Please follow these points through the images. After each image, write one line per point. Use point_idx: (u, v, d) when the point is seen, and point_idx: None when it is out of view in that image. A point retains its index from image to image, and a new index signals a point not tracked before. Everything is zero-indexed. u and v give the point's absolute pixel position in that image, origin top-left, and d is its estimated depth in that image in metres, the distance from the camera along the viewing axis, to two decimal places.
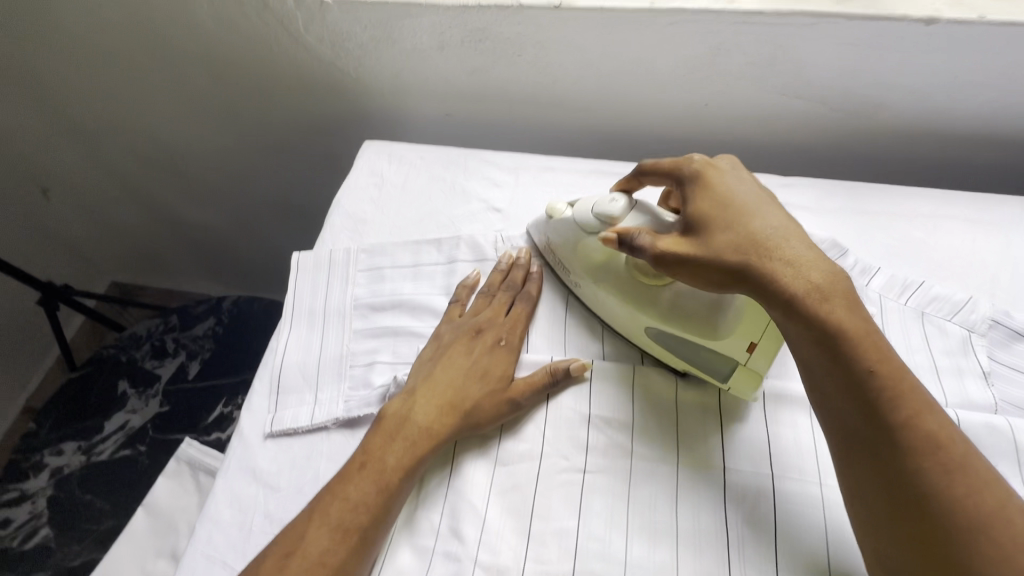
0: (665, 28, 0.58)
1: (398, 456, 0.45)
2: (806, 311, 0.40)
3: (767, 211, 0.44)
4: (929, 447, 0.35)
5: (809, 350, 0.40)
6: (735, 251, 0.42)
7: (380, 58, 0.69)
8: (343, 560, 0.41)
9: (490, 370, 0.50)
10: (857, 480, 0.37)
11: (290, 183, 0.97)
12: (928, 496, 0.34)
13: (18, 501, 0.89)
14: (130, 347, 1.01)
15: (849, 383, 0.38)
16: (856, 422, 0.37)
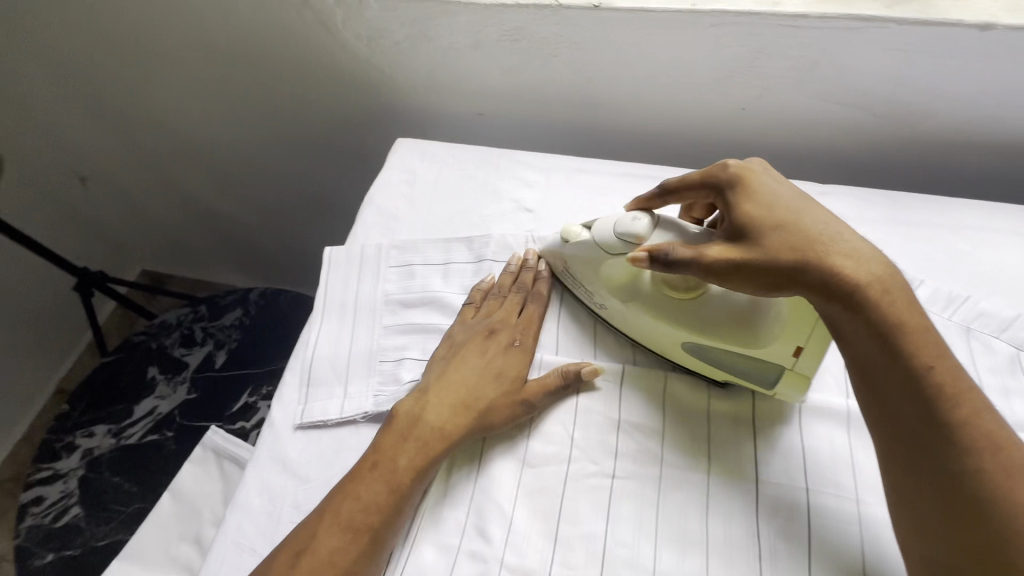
0: (705, 30, 0.57)
1: (409, 459, 0.45)
2: (866, 309, 0.38)
3: (814, 207, 0.42)
4: (990, 449, 0.34)
5: (865, 351, 0.38)
6: (790, 250, 0.40)
7: (415, 56, 0.69)
8: (354, 559, 0.41)
9: (504, 371, 0.50)
10: (915, 489, 0.36)
11: (320, 178, 0.98)
12: (991, 504, 0.33)
13: (50, 480, 0.91)
14: (160, 334, 1.04)
15: (908, 386, 0.36)
16: (916, 427, 0.36)
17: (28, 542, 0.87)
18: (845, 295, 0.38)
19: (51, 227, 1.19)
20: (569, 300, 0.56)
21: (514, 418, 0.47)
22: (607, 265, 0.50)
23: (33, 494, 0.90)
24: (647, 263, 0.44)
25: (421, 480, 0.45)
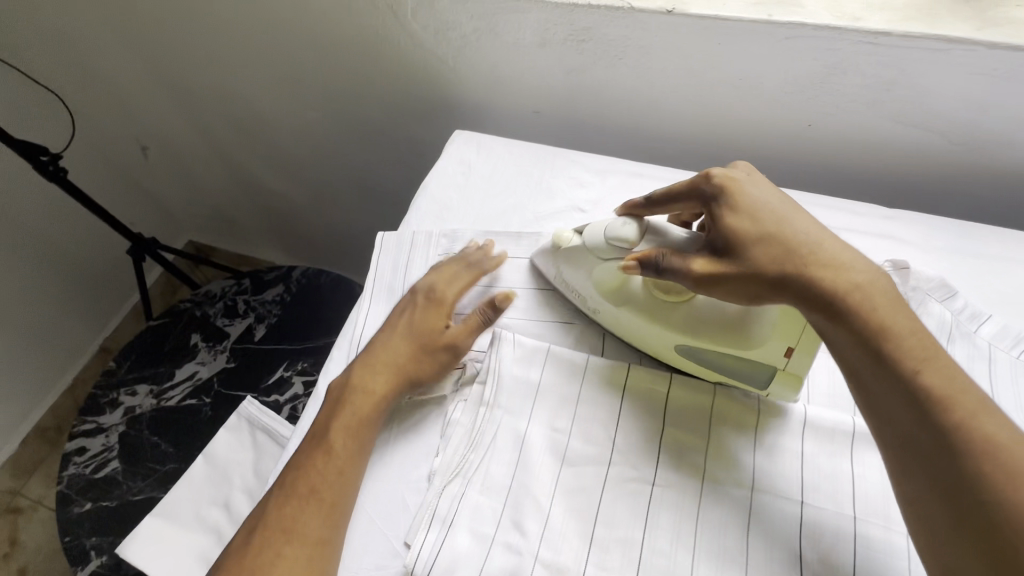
0: (780, 41, 0.56)
1: (346, 428, 0.48)
2: (848, 316, 0.39)
3: (795, 217, 0.44)
4: (988, 449, 0.34)
5: (855, 356, 0.39)
6: (772, 261, 0.42)
7: (480, 50, 0.70)
8: (304, 519, 0.44)
9: (420, 326, 0.52)
10: (919, 496, 0.36)
11: (370, 163, 1.00)
12: (996, 506, 0.32)
13: (94, 433, 0.95)
14: (205, 303, 1.07)
15: (897, 387, 0.37)
16: (912, 433, 0.36)
17: (67, 490, 0.89)
18: (825, 302, 0.40)
19: (110, 191, 1.26)
20: None
21: (440, 365, 0.51)
22: (597, 269, 0.52)
23: (77, 444, 0.94)
24: (635, 271, 0.48)
25: (354, 445, 0.48)
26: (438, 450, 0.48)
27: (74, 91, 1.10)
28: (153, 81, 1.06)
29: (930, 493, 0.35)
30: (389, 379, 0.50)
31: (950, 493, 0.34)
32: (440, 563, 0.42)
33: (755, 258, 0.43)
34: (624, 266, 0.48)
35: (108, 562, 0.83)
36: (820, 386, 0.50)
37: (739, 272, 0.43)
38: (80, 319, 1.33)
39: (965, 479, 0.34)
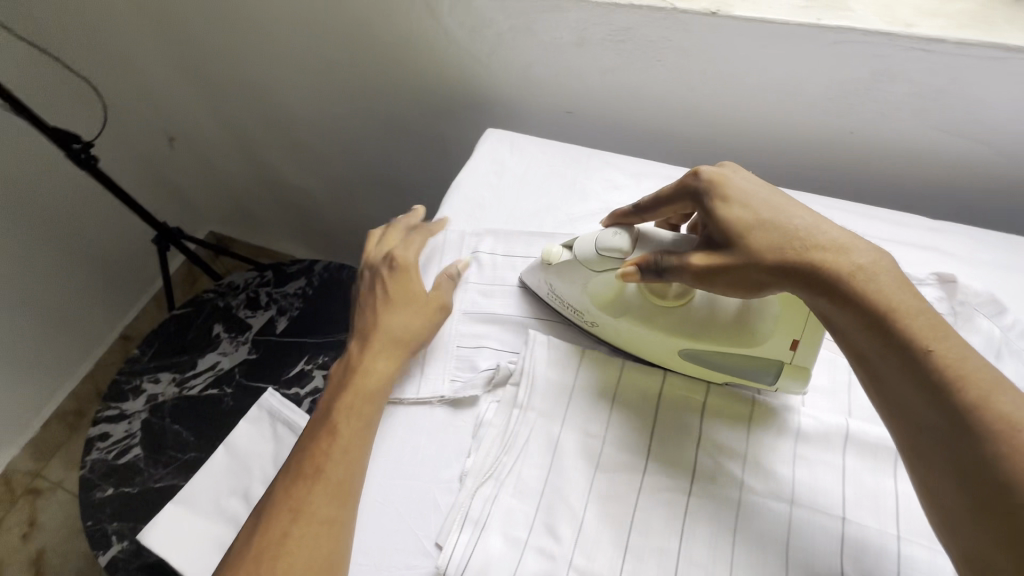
0: (827, 46, 0.55)
1: (354, 411, 0.49)
2: (852, 298, 0.38)
3: (789, 203, 0.43)
4: (1008, 430, 0.32)
5: (863, 339, 0.38)
6: (771, 246, 0.41)
7: (515, 48, 0.69)
8: (311, 500, 0.44)
9: (401, 296, 0.54)
10: (937, 486, 0.34)
11: (396, 158, 1.00)
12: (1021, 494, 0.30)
13: (117, 419, 0.96)
14: (227, 294, 1.08)
15: (909, 370, 0.35)
16: (926, 418, 0.34)
17: (91, 475, 0.90)
18: (827, 284, 0.39)
19: (139, 180, 1.27)
20: None
21: (435, 326, 0.55)
22: (590, 282, 0.51)
23: (100, 430, 0.95)
24: (635, 277, 0.46)
25: (358, 422, 0.48)
26: (469, 450, 0.48)
27: (107, 79, 1.10)
28: (182, 72, 1.07)
29: (948, 480, 0.33)
30: (394, 360, 0.52)
31: (969, 480, 0.32)
32: (473, 565, 0.42)
33: (756, 248, 0.41)
34: (624, 273, 0.46)
35: (130, 548, 0.83)
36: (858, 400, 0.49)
37: (741, 263, 0.41)
38: (102, 305, 1.35)
39: (985, 464, 0.32)
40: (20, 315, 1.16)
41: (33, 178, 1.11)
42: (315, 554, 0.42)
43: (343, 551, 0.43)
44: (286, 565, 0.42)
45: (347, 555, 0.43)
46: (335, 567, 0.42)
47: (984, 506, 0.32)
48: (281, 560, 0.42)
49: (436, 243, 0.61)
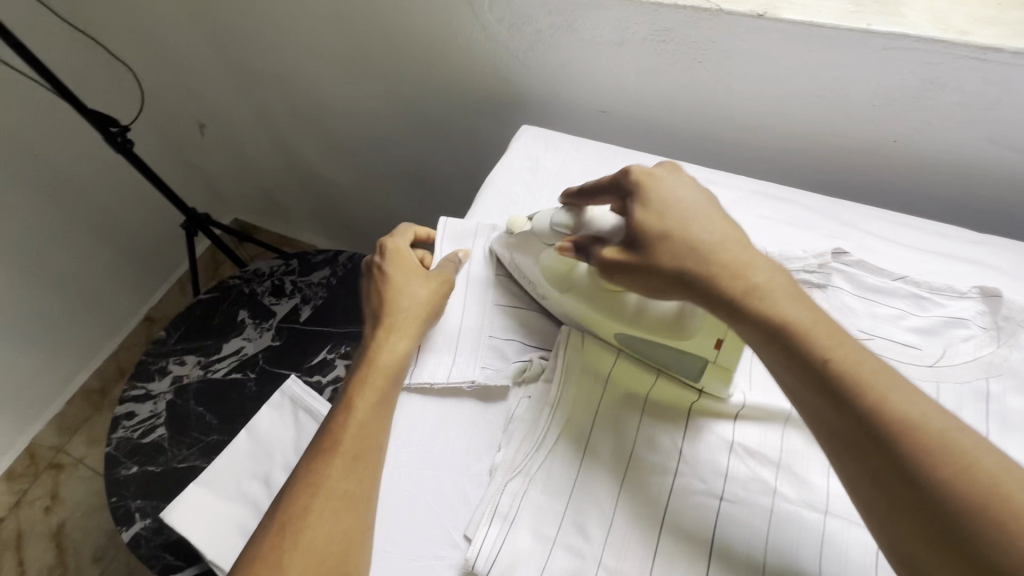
0: (877, 52, 0.54)
1: (371, 388, 0.49)
2: (750, 312, 0.38)
3: (699, 216, 0.42)
4: (906, 435, 0.31)
5: (770, 357, 0.38)
6: (673, 258, 0.41)
7: (554, 46, 0.69)
8: (331, 475, 0.44)
9: (409, 278, 0.55)
10: (861, 496, 0.33)
11: (424, 151, 1.00)
12: (931, 495, 0.30)
13: (143, 399, 0.98)
14: (253, 281, 1.09)
15: (813, 385, 0.35)
16: (837, 430, 0.34)
17: (116, 452, 0.92)
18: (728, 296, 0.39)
19: (169, 164, 1.30)
20: None
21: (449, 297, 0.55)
22: (543, 254, 0.53)
23: (126, 409, 0.96)
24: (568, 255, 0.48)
25: (376, 397, 0.48)
26: (500, 445, 0.48)
27: (146, 67, 1.15)
28: (216, 61, 1.08)
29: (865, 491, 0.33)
30: (411, 335, 0.52)
31: (885, 489, 0.32)
32: (502, 559, 0.42)
33: (663, 253, 0.41)
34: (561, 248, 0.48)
35: (151, 525, 0.84)
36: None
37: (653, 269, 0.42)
38: (128, 286, 1.37)
39: (895, 469, 0.31)
40: (51, 293, 1.19)
41: (67, 159, 1.13)
42: (336, 527, 0.42)
43: (364, 525, 0.42)
44: (307, 539, 0.41)
45: (368, 529, 0.43)
46: (356, 541, 0.42)
47: (898, 513, 0.31)
48: (301, 535, 0.41)
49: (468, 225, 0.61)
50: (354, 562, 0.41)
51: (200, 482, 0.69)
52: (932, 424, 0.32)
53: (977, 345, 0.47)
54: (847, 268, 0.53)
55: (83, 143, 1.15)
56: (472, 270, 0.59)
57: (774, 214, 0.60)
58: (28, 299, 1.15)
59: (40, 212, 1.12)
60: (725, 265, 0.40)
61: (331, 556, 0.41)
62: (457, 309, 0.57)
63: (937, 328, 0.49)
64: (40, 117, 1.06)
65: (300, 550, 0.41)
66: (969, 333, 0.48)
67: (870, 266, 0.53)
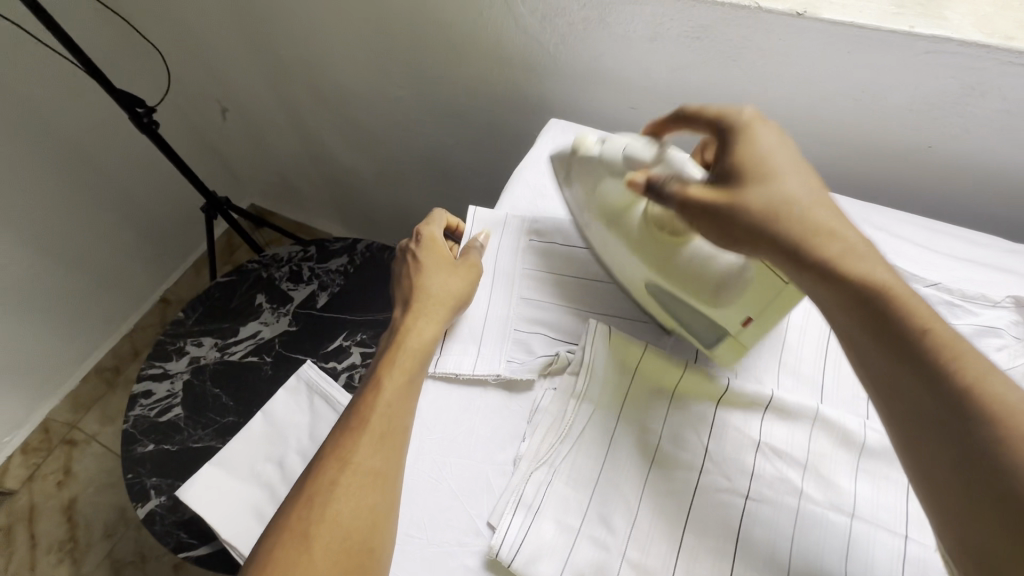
0: (917, 55, 0.53)
1: (399, 369, 0.49)
2: (837, 278, 0.36)
3: (802, 180, 0.41)
4: (999, 419, 0.29)
5: (851, 328, 0.36)
6: (763, 210, 0.40)
7: (585, 40, 0.69)
8: (358, 452, 0.44)
9: (441, 264, 0.55)
10: (932, 476, 0.31)
11: (447, 143, 1.01)
12: (1023, 492, 0.27)
13: (160, 378, 0.98)
14: (271, 266, 1.10)
15: (897, 358, 0.33)
16: (918, 404, 0.32)
17: (133, 430, 0.93)
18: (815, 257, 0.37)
19: (189, 146, 1.32)
20: None
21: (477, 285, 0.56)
22: (604, 184, 0.52)
23: (144, 387, 0.97)
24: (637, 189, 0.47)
25: (404, 378, 0.49)
26: (525, 435, 0.49)
27: (172, 48, 1.17)
28: (241, 45, 1.08)
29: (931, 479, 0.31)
30: (439, 320, 0.53)
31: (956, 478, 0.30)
32: (527, 548, 0.42)
33: (758, 199, 0.40)
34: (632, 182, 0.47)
35: (166, 503, 0.85)
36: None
37: (745, 214, 0.40)
38: (145, 267, 1.38)
39: (976, 450, 0.29)
40: (69, 270, 1.20)
41: (90, 137, 1.14)
42: (363, 504, 0.42)
43: (389, 505, 0.43)
44: (333, 512, 0.42)
45: (392, 509, 0.43)
46: (381, 519, 0.42)
47: (972, 505, 0.29)
48: (327, 507, 0.42)
49: (498, 214, 0.61)
50: (379, 540, 0.42)
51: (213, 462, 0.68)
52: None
53: (1011, 354, 0.47)
54: None
55: (105, 121, 1.16)
56: (499, 257, 0.59)
57: None
58: (48, 274, 1.16)
59: (62, 189, 1.13)
60: (821, 223, 0.39)
61: (356, 531, 0.41)
62: (482, 298, 0.57)
63: (968, 336, 0.49)
64: (65, 95, 1.07)
65: (326, 523, 0.41)
66: (1002, 342, 0.48)
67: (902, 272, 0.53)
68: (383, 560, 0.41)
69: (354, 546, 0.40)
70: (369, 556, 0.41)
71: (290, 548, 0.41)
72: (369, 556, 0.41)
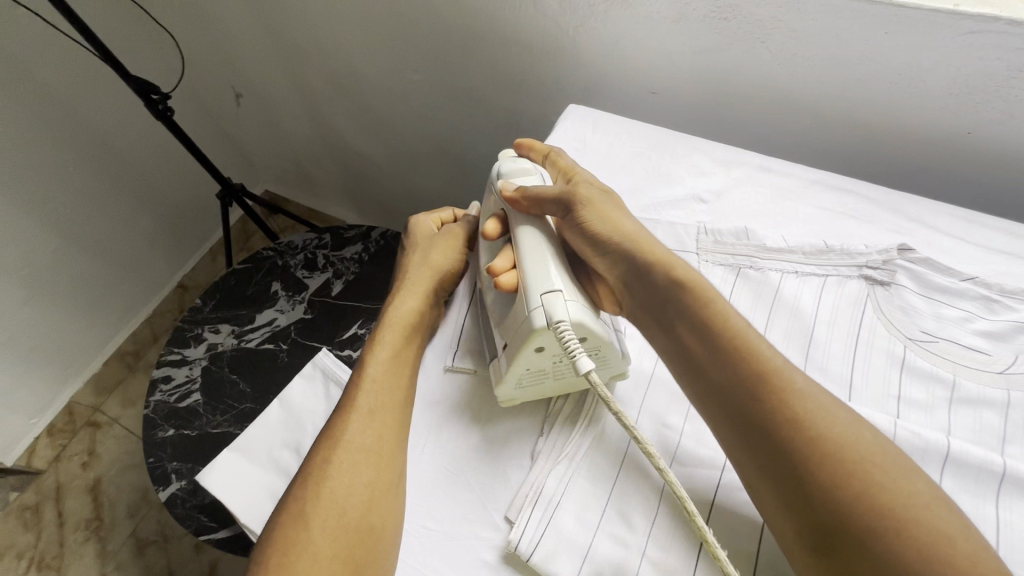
0: (961, 36, 0.50)
1: (385, 347, 0.51)
2: (675, 296, 0.45)
3: (629, 218, 0.51)
4: (802, 415, 0.37)
5: (689, 341, 0.43)
6: (615, 235, 0.49)
7: (606, 21, 0.67)
8: (349, 430, 0.46)
9: (434, 251, 0.59)
10: (778, 477, 0.36)
11: (462, 130, 0.99)
12: (832, 481, 0.34)
13: (178, 364, 0.99)
14: (286, 253, 1.10)
15: (726, 369, 0.40)
16: (755, 413, 0.38)
17: (153, 415, 0.94)
18: (659, 270, 0.46)
19: (204, 131, 1.32)
20: (738, 298, 0.52)
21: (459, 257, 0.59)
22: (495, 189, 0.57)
23: (163, 372, 0.98)
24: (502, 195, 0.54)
25: (389, 358, 0.50)
26: (543, 431, 0.48)
27: (186, 34, 1.17)
28: (254, 30, 1.08)
29: (783, 471, 0.36)
30: (421, 295, 0.55)
31: (797, 457, 0.35)
32: (544, 543, 0.41)
33: (618, 219, 0.50)
34: (502, 186, 0.54)
35: (187, 487, 0.87)
36: (985, 423, 0.44)
37: (607, 233, 0.49)
38: (163, 253, 1.40)
39: (797, 450, 0.35)
40: (90, 255, 1.21)
41: (106, 122, 1.15)
42: (358, 480, 0.43)
43: (383, 480, 0.44)
44: (328, 490, 0.43)
45: (388, 486, 0.44)
46: (379, 495, 0.43)
47: (819, 505, 0.34)
48: (323, 487, 0.43)
49: None
50: (378, 517, 0.42)
51: (233, 449, 0.66)
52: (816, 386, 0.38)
53: None
54: (912, 266, 0.50)
55: (121, 107, 1.16)
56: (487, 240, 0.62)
57: (833, 206, 0.58)
58: (70, 259, 1.18)
59: (80, 175, 1.14)
60: (649, 250, 0.48)
61: (353, 509, 0.42)
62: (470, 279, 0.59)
63: (1006, 333, 0.47)
64: (80, 80, 1.07)
65: (322, 502, 0.42)
66: None
67: (938, 264, 0.50)
68: (385, 536, 0.42)
69: (352, 523, 0.42)
70: (370, 532, 0.42)
71: (290, 531, 0.41)
72: (369, 533, 0.41)
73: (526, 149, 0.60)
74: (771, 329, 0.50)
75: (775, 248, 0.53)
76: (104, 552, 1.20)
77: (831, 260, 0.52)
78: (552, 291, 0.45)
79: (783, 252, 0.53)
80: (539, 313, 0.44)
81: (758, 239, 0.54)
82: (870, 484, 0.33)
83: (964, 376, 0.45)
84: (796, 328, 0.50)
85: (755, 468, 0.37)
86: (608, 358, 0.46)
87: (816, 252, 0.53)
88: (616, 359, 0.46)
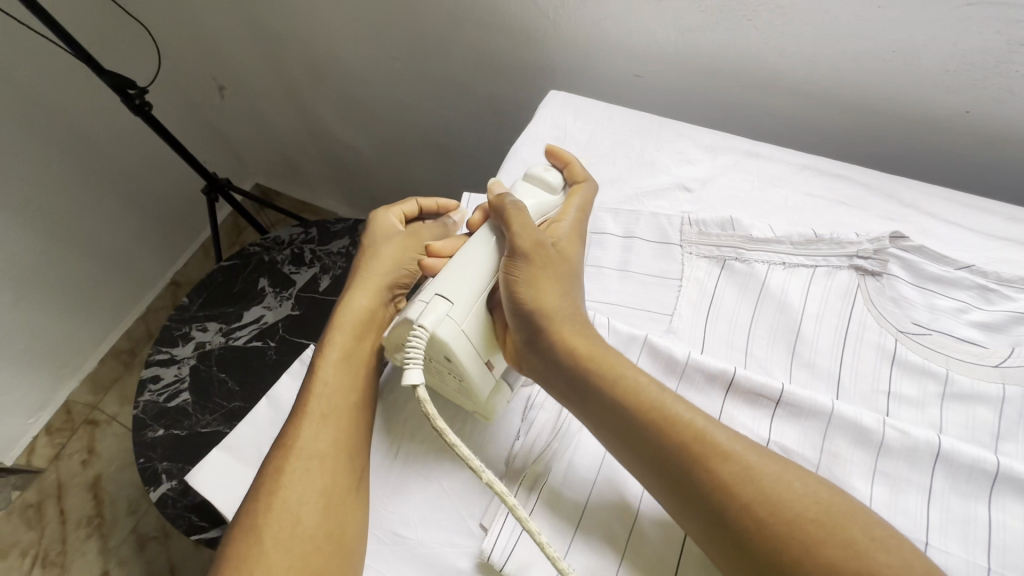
0: (957, 9, 0.48)
1: (337, 349, 0.49)
2: (582, 375, 0.42)
3: (571, 289, 0.47)
4: (739, 478, 0.34)
5: (602, 420, 0.40)
6: (533, 303, 0.44)
7: (586, 3, 0.64)
8: (300, 437, 0.44)
9: (393, 251, 0.56)
10: (718, 541, 0.34)
11: (447, 119, 0.97)
12: (770, 540, 0.33)
13: (166, 363, 0.98)
14: (273, 249, 1.08)
15: (645, 445, 0.38)
16: (683, 480, 0.36)
17: (142, 415, 0.93)
18: (566, 350, 0.43)
19: (189, 125, 1.30)
20: (722, 292, 0.50)
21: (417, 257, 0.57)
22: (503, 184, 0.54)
23: (152, 372, 0.97)
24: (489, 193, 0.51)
25: (341, 360, 0.49)
26: (519, 434, 0.47)
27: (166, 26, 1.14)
28: (231, 20, 1.05)
29: (724, 539, 0.34)
30: (372, 292, 0.53)
31: (738, 530, 0.34)
32: (519, 552, 0.40)
33: (549, 288, 0.45)
34: (494, 184, 0.52)
35: (177, 487, 0.86)
36: (978, 419, 0.42)
37: (528, 296, 0.44)
38: (153, 250, 1.38)
39: (736, 520, 0.34)
40: (77, 256, 1.20)
41: (86, 119, 1.12)
42: (311, 488, 0.42)
43: (338, 486, 0.43)
44: (281, 501, 0.42)
45: (344, 491, 0.43)
46: (337, 502, 0.42)
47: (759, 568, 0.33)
48: (276, 497, 0.42)
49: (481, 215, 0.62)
50: (339, 522, 0.41)
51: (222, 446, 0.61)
52: (744, 441, 0.36)
53: None
54: (906, 255, 0.48)
55: (101, 103, 1.14)
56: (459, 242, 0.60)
57: (822, 192, 0.55)
58: (57, 259, 1.16)
59: (62, 174, 1.11)
60: (567, 329, 0.44)
61: (308, 517, 0.41)
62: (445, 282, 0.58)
63: (1002, 323, 0.45)
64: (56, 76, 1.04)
65: (275, 514, 0.41)
66: None
67: (931, 252, 0.48)
68: (348, 541, 0.41)
69: (306, 533, 0.41)
70: (329, 539, 0.41)
71: (245, 546, 0.40)
72: (327, 540, 0.40)
73: (563, 163, 0.55)
74: (756, 324, 0.48)
75: (761, 238, 0.51)
76: (105, 549, 1.21)
77: (820, 250, 0.50)
78: (444, 297, 0.43)
79: (770, 242, 0.51)
80: (418, 305, 0.43)
81: (744, 229, 0.52)
82: (809, 544, 0.32)
83: (956, 370, 0.43)
84: (784, 321, 0.48)
85: (696, 527, 0.36)
86: (474, 393, 0.45)
87: (805, 242, 0.50)
88: (481, 399, 0.45)
